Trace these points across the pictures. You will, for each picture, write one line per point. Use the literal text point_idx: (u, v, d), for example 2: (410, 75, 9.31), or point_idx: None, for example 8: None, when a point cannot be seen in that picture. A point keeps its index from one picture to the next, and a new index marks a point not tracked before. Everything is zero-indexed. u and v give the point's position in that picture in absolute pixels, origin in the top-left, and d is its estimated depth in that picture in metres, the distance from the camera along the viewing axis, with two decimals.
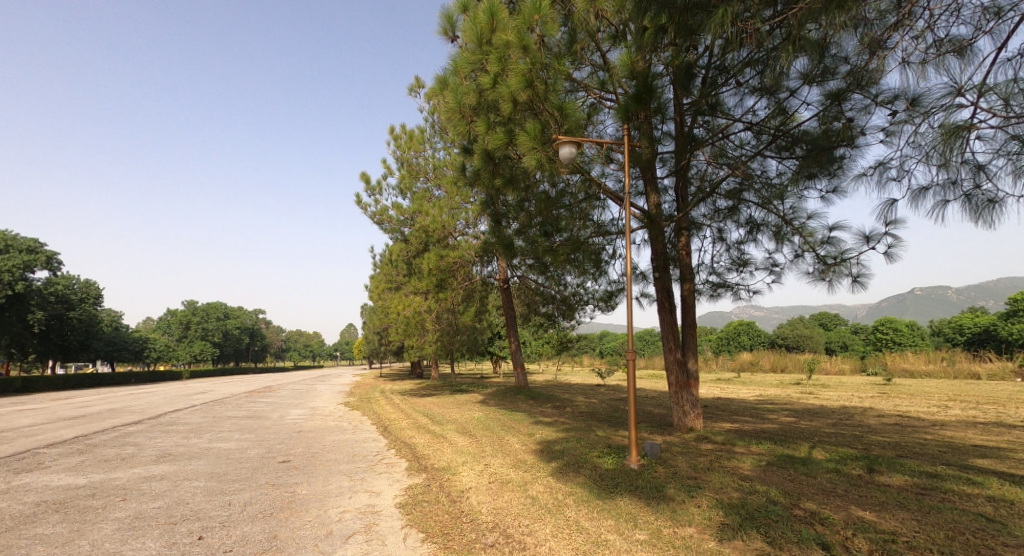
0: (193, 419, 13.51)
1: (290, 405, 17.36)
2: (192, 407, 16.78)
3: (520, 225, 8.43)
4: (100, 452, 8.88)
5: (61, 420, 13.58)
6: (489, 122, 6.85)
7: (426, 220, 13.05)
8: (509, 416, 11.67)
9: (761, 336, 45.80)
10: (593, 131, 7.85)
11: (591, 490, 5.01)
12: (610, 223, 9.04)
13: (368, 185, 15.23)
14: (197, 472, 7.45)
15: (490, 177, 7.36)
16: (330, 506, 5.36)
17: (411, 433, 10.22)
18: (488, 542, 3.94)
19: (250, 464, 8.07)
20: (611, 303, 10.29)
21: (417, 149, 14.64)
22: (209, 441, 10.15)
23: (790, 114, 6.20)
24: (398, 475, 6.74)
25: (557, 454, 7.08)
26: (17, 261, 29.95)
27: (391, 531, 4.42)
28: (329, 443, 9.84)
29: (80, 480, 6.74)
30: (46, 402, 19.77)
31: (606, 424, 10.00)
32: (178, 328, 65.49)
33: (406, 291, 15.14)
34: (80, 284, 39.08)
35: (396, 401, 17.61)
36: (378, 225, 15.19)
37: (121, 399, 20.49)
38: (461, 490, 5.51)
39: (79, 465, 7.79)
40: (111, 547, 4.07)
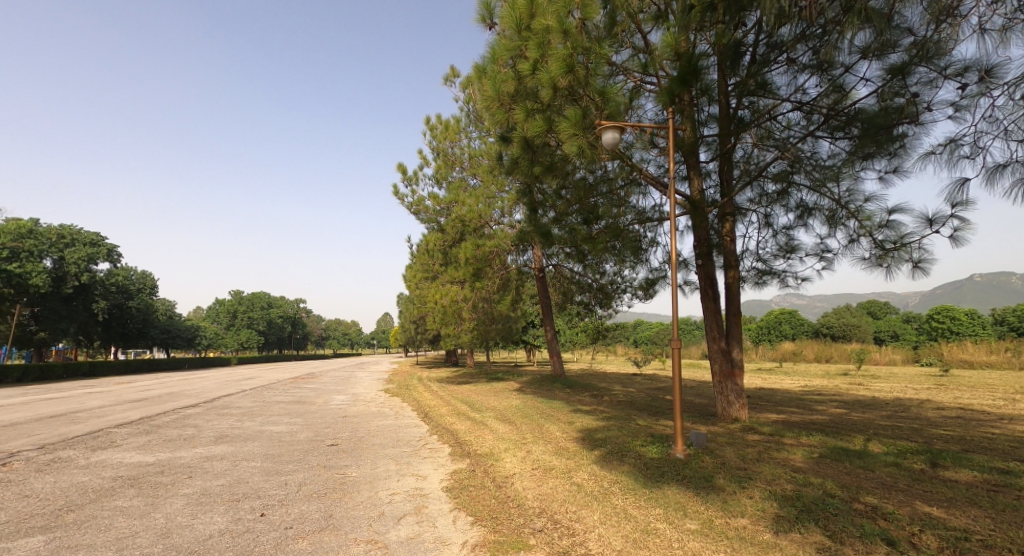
0: (244, 403, 14.19)
1: (334, 391, 18.01)
2: (243, 392, 17.63)
3: (558, 213, 8.32)
4: (164, 433, 9.45)
5: (127, 402, 14.54)
6: (528, 110, 6.80)
7: (463, 210, 13.14)
8: (547, 404, 11.70)
9: (804, 326, 44.14)
10: (633, 116, 7.65)
11: (636, 479, 5.00)
12: (651, 210, 8.89)
13: (404, 175, 15.38)
14: (253, 453, 7.84)
15: (528, 165, 7.32)
16: (380, 488, 5.53)
17: (451, 419, 10.41)
18: (536, 527, 3.99)
19: (301, 447, 8.41)
20: (650, 291, 10.10)
21: (453, 139, 14.68)
22: (262, 424, 10.66)
23: (845, 92, 5.89)
24: (442, 460, 6.90)
25: (600, 442, 7.05)
26: (82, 254, 32.12)
27: (441, 513, 4.55)
28: (374, 428, 10.16)
29: (149, 458, 7.21)
30: (113, 386, 21.20)
31: (647, 413, 9.89)
32: (227, 317, 68.62)
33: (443, 280, 15.24)
34: (138, 275, 41.58)
35: (435, 388, 17.97)
36: (415, 215, 15.40)
37: (178, 383, 21.73)
38: (506, 476, 5.59)
39: (147, 444, 8.33)
40: (183, 521, 4.34)
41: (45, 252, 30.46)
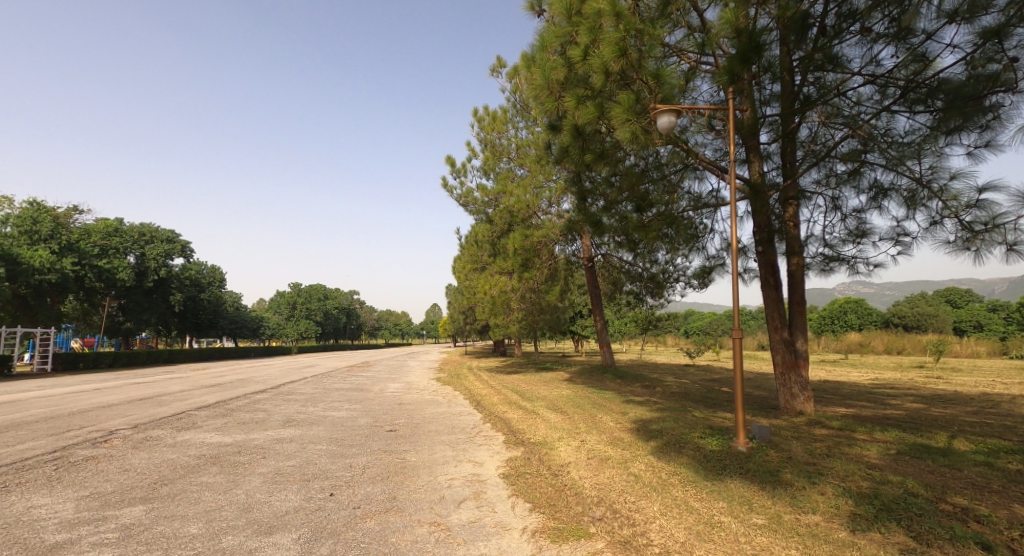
0: (307, 390, 14.96)
1: (389, 379, 18.65)
2: (305, 379, 18.58)
3: (609, 201, 8.11)
4: (238, 416, 10.14)
5: (203, 387, 15.69)
6: (578, 97, 6.66)
7: (511, 200, 13.17)
8: (599, 394, 11.61)
9: (872, 315, 41.41)
10: (688, 98, 7.37)
11: (697, 471, 4.90)
12: (707, 195, 8.57)
13: (453, 167, 15.55)
14: (318, 437, 8.27)
15: (579, 153, 7.17)
16: (439, 473, 5.70)
17: (503, 408, 10.56)
18: (595, 515, 3.99)
19: (362, 432, 8.80)
20: (706, 280, 9.75)
21: (500, 130, 14.65)
22: (324, 410, 11.22)
23: (928, 61, 5.42)
24: (497, 447, 7.02)
25: (655, 433, 6.94)
26: (160, 250, 34.88)
27: (500, 499, 4.63)
28: (429, 415, 10.45)
29: (227, 439, 7.76)
30: (189, 372, 22.91)
31: (704, 405, 9.62)
32: (287, 308, 72.27)
33: (492, 271, 15.33)
34: (208, 268, 44.67)
35: (485, 377, 18.25)
36: (463, 207, 15.56)
37: (246, 371, 23.19)
38: (561, 464, 5.61)
39: (224, 426, 8.97)
40: (262, 497, 4.66)
41: (129, 249, 33.31)
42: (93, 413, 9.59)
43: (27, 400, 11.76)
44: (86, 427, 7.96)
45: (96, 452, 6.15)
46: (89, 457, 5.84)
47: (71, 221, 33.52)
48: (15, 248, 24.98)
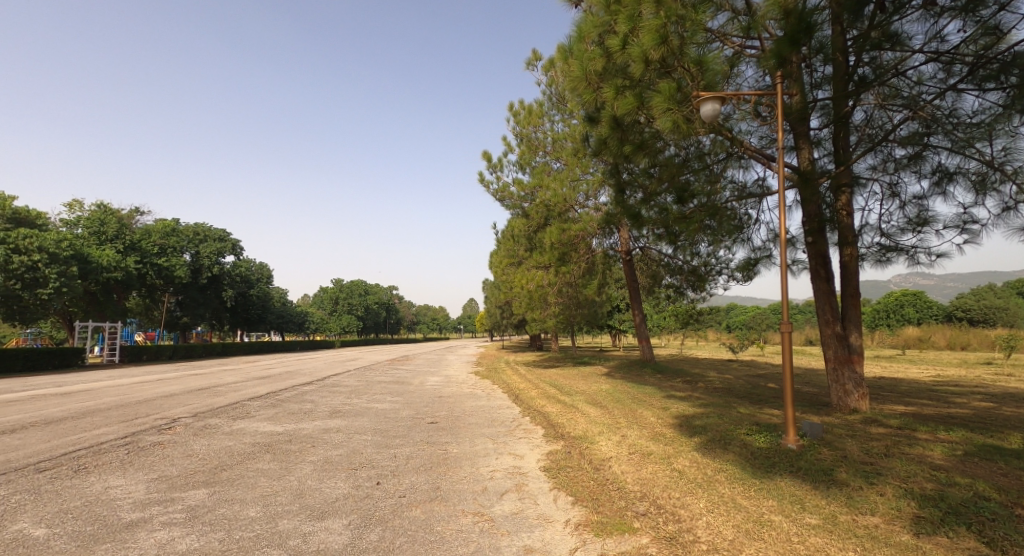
0: (351, 382, 15.43)
1: (428, 373, 18.98)
2: (348, 372, 19.17)
3: (648, 193, 7.92)
4: (287, 406, 10.57)
5: (255, 378, 16.44)
6: (617, 87, 6.53)
7: (547, 194, 13.07)
8: (639, 389, 11.45)
9: (933, 309, 39.01)
10: (732, 84, 7.11)
11: (745, 468, 4.76)
12: (752, 184, 8.27)
13: (489, 162, 15.60)
14: (363, 427, 8.53)
15: (617, 145, 7.03)
16: (481, 465, 5.77)
17: (542, 402, 10.57)
18: (639, 510, 3.94)
19: (404, 423, 9.01)
20: (752, 273, 9.41)
21: (536, 124, 14.56)
22: (368, 402, 11.55)
23: (1000, 35, 5.04)
24: (537, 441, 7.03)
25: (699, 429, 6.78)
26: (213, 248, 36.73)
27: (542, 492, 4.65)
28: (468, 408, 10.59)
29: (278, 428, 8.11)
30: (240, 364, 24.03)
31: (749, 401, 9.33)
32: (331, 303, 74.58)
33: (528, 265, 15.22)
34: (256, 266, 46.67)
35: (522, 371, 18.33)
36: (500, 202, 15.56)
37: (293, 364, 24.12)
38: (603, 458, 5.57)
39: (275, 416, 9.37)
40: (312, 484, 4.85)
41: (185, 248, 35.24)
42: (157, 402, 10.23)
43: (98, 389, 12.66)
44: (151, 415, 8.50)
45: (162, 438, 6.56)
46: (156, 442, 6.24)
47: (133, 222, 35.70)
48: (85, 248, 26.87)
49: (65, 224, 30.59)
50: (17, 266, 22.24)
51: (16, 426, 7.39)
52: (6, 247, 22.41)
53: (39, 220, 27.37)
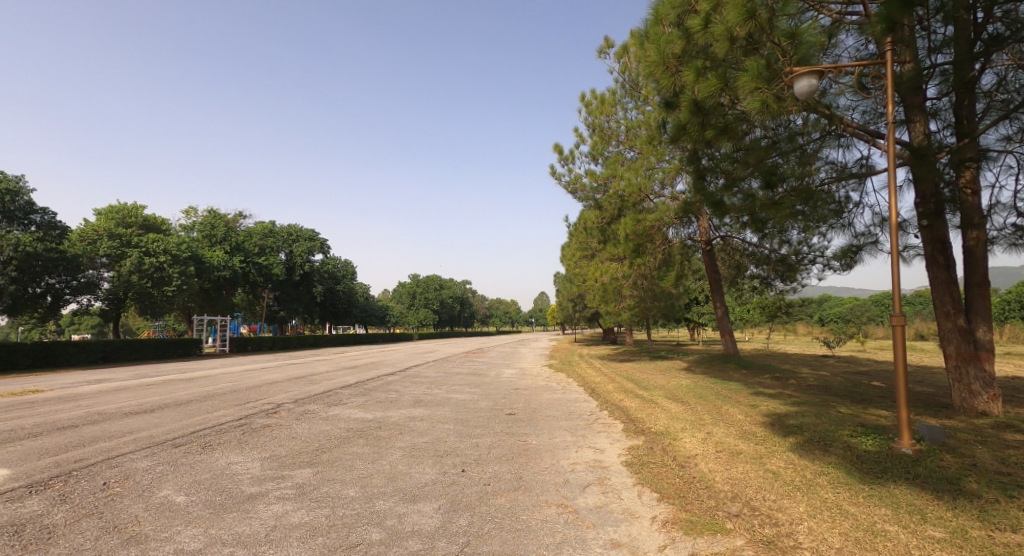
0: (431, 373, 16.08)
1: (503, 365, 19.34)
2: (427, 363, 19.97)
3: (732, 180, 7.41)
4: (375, 395, 11.23)
5: (344, 368, 17.60)
6: (699, 69, 6.18)
7: (621, 184, 12.69)
8: (723, 385, 10.91)
9: None
10: (830, 56, 6.50)
11: (850, 472, 4.40)
12: (853, 163, 7.52)
13: (561, 155, 15.45)
14: (445, 417, 8.85)
15: (698, 131, 6.66)
16: (561, 457, 5.79)
17: (619, 396, 10.40)
18: (732, 511, 3.76)
19: (483, 414, 9.25)
20: (853, 261, 8.58)
21: (608, 113, 14.17)
22: (448, 392, 11.98)
23: None
24: (617, 435, 6.94)
25: (794, 428, 6.34)
26: (304, 248, 39.68)
27: (625, 487, 4.59)
28: (545, 401, 10.66)
29: (369, 415, 8.65)
30: (331, 355, 25.84)
31: (851, 400, 8.58)
32: (409, 298, 77.89)
33: (602, 258, 14.79)
34: (341, 263, 49.73)
35: (597, 365, 18.17)
36: (572, 194, 15.29)
37: (376, 355, 25.52)
38: (688, 456, 5.39)
39: (365, 404, 9.98)
40: (403, 469, 5.12)
41: (280, 248, 38.34)
42: (264, 388, 11.26)
43: (215, 376, 14.17)
44: (260, 400, 9.38)
45: (270, 421, 7.22)
46: (265, 424, 6.88)
47: (237, 225, 39.39)
48: (200, 250, 30.08)
49: (183, 229, 34.37)
50: (147, 267, 25.35)
51: (153, 406, 8.45)
52: (139, 251, 25.65)
53: (163, 226, 31.01)
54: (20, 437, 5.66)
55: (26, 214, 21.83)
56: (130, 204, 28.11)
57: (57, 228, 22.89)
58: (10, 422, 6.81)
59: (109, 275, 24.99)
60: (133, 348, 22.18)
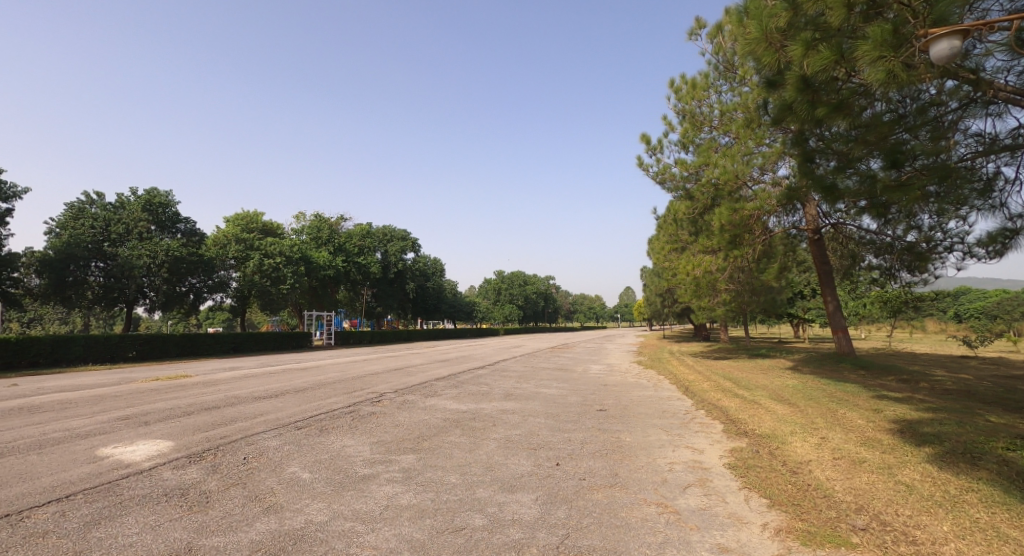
0: (519, 368, 16.31)
1: (591, 361, 19.17)
2: (515, 358, 20.30)
3: (846, 161, 6.69)
4: (467, 387, 11.64)
5: (437, 361, 18.41)
6: (808, 42, 5.65)
7: (715, 172, 11.87)
8: (838, 387, 9.93)
9: None
10: (975, 12, 5.65)
11: (1005, 491, 3.83)
12: (1005, 133, 6.44)
13: (648, 145, 14.86)
14: (536, 411, 8.95)
15: (807, 110, 6.09)
16: (657, 456, 5.63)
17: (717, 396, 9.87)
18: (858, 524, 3.44)
19: (574, 409, 9.22)
20: (1004, 247, 7.36)
21: (700, 98, 13.32)
22: (537, 386, 12.09)
23: None
24: (716, 436, 6.61)
25: (930, 437, 5.63)
26: (398, 247, 42.03)
27: (730, 490, 4.36)
28: (636, 398, 10.40)
29: (463, 407, 8.98)
30: (424, 349, 27.10)
31: (1002, 409, 7.44)
32: (494, 294, 79.66)
33: (694, 251, 14.18)
34: (430, 261, 51.89)
35: (690, 362, 17.38)
36: (661, 185, 14.54)
37: (466, 349, 26.37)
38: (800, 461, 5.00)
39: (459, 395, 10.38)
40: (499, 460, 5.26)
41: (376, 248, 40.93)
42: (367, 379, 12.12)
43: (325, 366, 15.46)
44: (364, 389, 10.11)
45: (375, 409, 7.76)
46: (371, 412, 7.41)
47: (339, 227, 42.60)
48: (308, 252, 32.97)
49: (294, 233, 37.82)
50: (267, 268, 28.28)
51: (277, 392, 9.44)
52: (259, 253, 28.70)
53: (278, 231, 34.35)
54: (177, 414, 6.59)
55: (173, 223, 25.47)
56: (252, 212, 31.48)
57: (196, 235, 26.48)
58: (168, 402, 7.94)
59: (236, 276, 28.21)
60: (257, 340, 24.91)
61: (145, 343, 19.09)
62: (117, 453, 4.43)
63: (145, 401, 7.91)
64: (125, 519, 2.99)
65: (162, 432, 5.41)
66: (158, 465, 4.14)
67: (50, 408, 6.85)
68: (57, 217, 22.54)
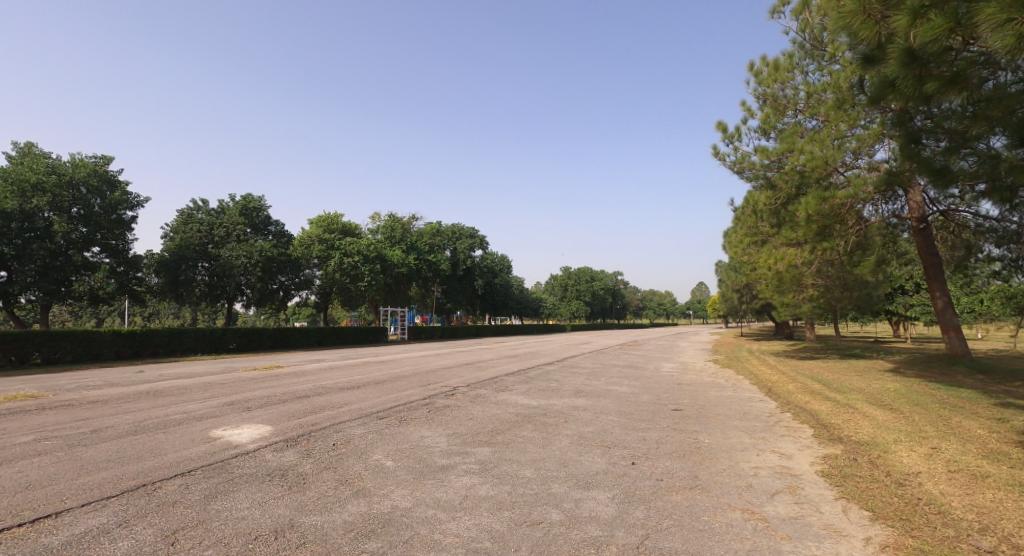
0: (589, 365, 16.12)
1: (663, 359, 18.57)
2: (583, 355, 20.08)
3: (963, 140, 5.93)
4: (537, 383, 11.68)
5: (506, 357, 18.63)
6: (915, 10, 5.06)
7: (801, 159, 10.95)
8: (949, 393, 8.92)
9: None
10: None
11: None
12: None
13: (725, 133, 14.10)
14: (608, 409, 8.81)
15: (914, 86, 5.47)
16: (740, 459, 5.36)
17: (805, 398, 9.22)
18: (982, 547, 3.08)
19: (647, 408, 8.99)
20: None
21: (783, 79, 12.37)
22: (608, 384, 11.89)
23: None
24: (806, 440, 6.18)
25: None
26: (466, 245, 43.03)
27: (824, 499, 4.06)
28: (714, 398, 9.95)
29: (534, 402, 9.03)
30: (493, 344, 27.51)
31: None
32: (561, 290, 79.25)
33: (777, 244, 13.28)
34: (497, 257, 52.53)
35: (772, 362, 16.34)
36: (739, 175, 13.45)
37: (534, 345, 26.44)
38: (907, 472, 4.55)
39: (530, 391, 10.44)
40: (573, 456, 5.24)
41: (446, 245, 42.15)
42: (440, 372, 12.52)
43: (401, 360, 16.20)
44: (439, 383, 10.44)
45: (450, 402, 8.01)
46: (446, 405, 7.65)
47: (411, 226, 44.24)
48: (383, 250, 34.56)
49: (370, 232, 39.75)
50: (346, 266, 30.01)
51: (358, 383, 9.98)
52: (340, 252, 30.53)
53: (355, 231, 36.25)
54: (274, 401, 7.16)
55: (265, 226, 27.63)
56: (333, 214, 33.46)
57: (285, 236, 28.56)
58: (265, 390, 8.65)
59: (320, 274, 30.14)
60: (338, 334, 26.53)
61: (244, 336, 20.86)
62: (226, 435, 4.90)
63: (246, 389, 8.69)
64: (237, 494, 3.31)
65: (262, 417, 5.90)
66: (261, 447, 4.54)
67: (170, 393, 7.70)
68: (170, 223, 25.26)
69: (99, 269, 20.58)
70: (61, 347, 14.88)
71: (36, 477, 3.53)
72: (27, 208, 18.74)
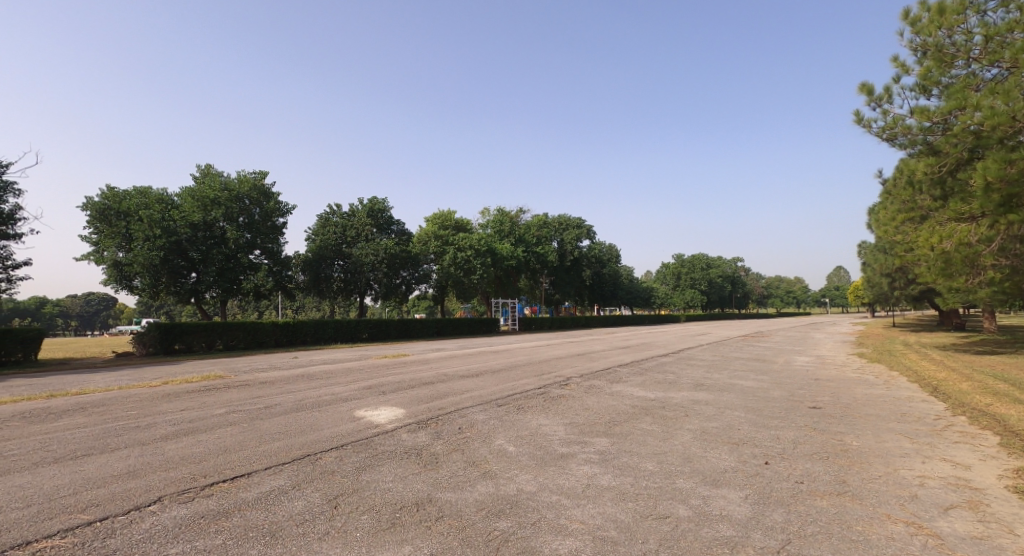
0: (709, 357, 15.21)
1: (795, 352, 16.88)
2: (702, 346, 19.00)
3: None
4: (654, 375, 11.30)
5: (618, 348, 18.27)
6: None
7: (977, 116, 9.10)
8: None
9: None
10: None
11: None
12: None
13: (869, 96, 12.28)
14: (734, 404, 8.24)
15: None
16: (900, 466, 4.71)
17: (984, 400, 7.79)
18: None
19: (779, 404, 8.25)
20: None
21: (951, 24, 10.39)
22: (731, 378, 11.11)
23: None
24: (989, 449, 5.23)
25: None
26: (573, 235, 42.76)
27: (1019, 519, 3.42)
28: (861, 396, 8.83)
29: (651, 395, 8.76)
30: (604, 336, 27.14)
31: None
32: (673, 279, 75.43)
33: (942, 219, 11.31)
34: (605, 247, 51.72)
35: (935, 356, 14.05)
36: (888, 142, 11.56)
37: (647, 336, 25.63)
38: None
39: (645, 383, 10.13)
40: (699, 452, 4.98)
41: (553, 237, 42.42)
42: (553, 363, 12.64)
43: (514, 350, 16.66)
44: (552, 373, 10.56)
45: (564, 392, 8.06)
46: (561, 395, 7.71)
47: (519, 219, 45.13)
48: (494, 244, 35.76)
49: (481, 227, 41.33)
50: (461, 260, 31.57)
51: (476, 372, 10.47)
52: (454, 248, 32.22)
53: (467, 227, 37.88)
54: (404, 386, 7.81)
55: (389, 226, 29.95)
56: (446, 211, 35.35)
57: (406, 234, 30.72)
58: (395, 376, 9.47)
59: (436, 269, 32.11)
60: (454, 324, 28.01)
61: (374, 327, 22.89)
62: (368, 415, 5.44)
63: (379, 374, 9.57)
64: (383, 468, 3.67)
65: (395, 400, 6.45)
66: (398, 428, 4.98)
67: (320, 376, 8.77)
68: (312, 227, 28.55)
69: (260, 268, 23.85)
70: (236, 335, 17.55)
71: (229, 443, 4.24)
72: (208, 220, 22.24)
